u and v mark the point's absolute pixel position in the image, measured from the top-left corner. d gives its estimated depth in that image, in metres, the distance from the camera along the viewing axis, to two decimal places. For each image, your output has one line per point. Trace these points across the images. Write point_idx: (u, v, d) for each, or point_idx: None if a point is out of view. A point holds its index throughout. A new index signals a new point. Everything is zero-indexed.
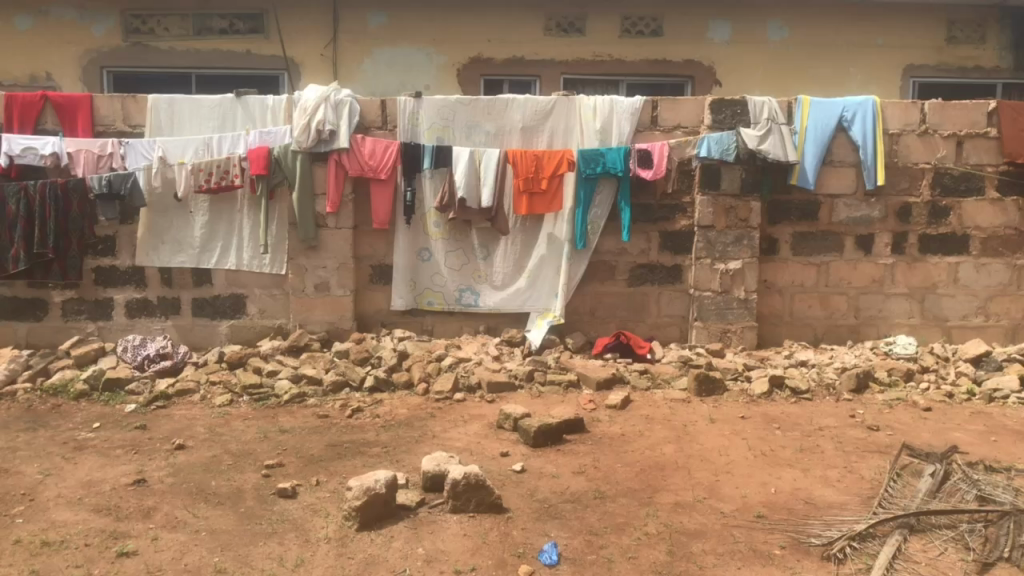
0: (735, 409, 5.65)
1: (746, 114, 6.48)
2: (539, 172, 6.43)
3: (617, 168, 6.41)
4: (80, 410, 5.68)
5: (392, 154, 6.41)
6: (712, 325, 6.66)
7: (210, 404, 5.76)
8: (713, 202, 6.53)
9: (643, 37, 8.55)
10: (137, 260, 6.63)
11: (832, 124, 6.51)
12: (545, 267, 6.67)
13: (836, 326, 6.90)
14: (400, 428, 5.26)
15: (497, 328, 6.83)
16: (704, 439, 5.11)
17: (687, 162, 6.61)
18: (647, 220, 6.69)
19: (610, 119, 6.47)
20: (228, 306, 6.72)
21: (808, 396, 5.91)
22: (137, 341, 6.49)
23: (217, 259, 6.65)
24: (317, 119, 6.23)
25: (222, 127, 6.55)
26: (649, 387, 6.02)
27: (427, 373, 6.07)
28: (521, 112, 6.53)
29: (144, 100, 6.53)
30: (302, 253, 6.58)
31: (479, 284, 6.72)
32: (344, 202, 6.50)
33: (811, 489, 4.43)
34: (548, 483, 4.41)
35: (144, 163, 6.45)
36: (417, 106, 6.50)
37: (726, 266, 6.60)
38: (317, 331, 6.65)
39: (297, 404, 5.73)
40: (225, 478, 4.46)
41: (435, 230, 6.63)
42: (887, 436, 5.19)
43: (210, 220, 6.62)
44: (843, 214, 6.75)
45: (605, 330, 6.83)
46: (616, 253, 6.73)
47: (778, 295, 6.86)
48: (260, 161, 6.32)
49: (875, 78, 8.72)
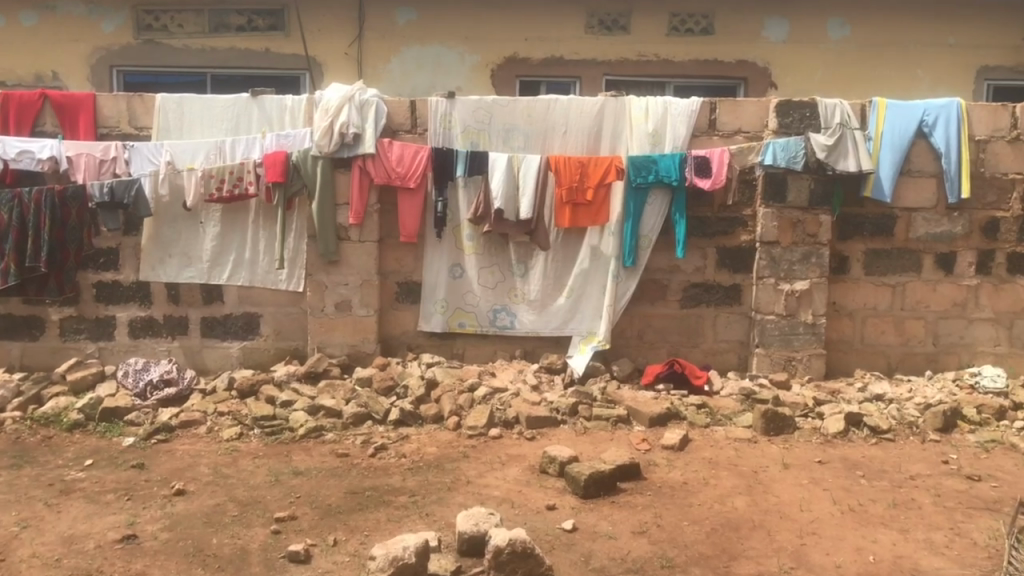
0: (808, 452, 4.98)
1: (816, 117, 5.80)
2: (584, 180, 5.79)
3: (672, 178, 5.76)
4: (73, 444, 5.09)
5: (422, 160, 5.79)
6: (776, 352, 5.98)
7: (217, 439, 5.16)
8: (778, 216, 5.87)
9: (693, 35, 7.88)
10: (142, 275, 6.06)
11: (912, 129, 5.84)
12: (590, 285, 6.00)
13: (912, 355, 6.19)
14: (430, 471, 4.62)
15: (535, 352, 6.16)
16: (779, 490, 4.44)
17: (749, 171, 5.94)
18: (703, 235, 6.03)
19: (663, 122, 5.85)
20: (240, 326, 6.12)
21: (891, 436, 5.20)
22: (140, 365, 5.90)
23: (228, 275, 6.06)
24: (339, 122, 5.65)
25: (236, 130, 5.97)
26: (709, 423, 5.34)
27: (459, 405, 5.42)
28: (564, 113, 5.90)
29: (151, 99, 5.96)
30: (321, 268, 5.96)
31: (516, 304, 6.06)
32: (368, 212, 5.89)
33: (916, 558, 3.74)
34: (605, 546, 3.76)
35: (150, 169, 5.88)
36: (450, 107, 5.88)
37: (792, 287, 5.93)
38: (337, 355, 6.02)
39: (313, 440, 5.11)
40: (229, 536, 3.84)
41: (467, 244, 6.00)
42: (993, 489, 4.47)
43: (221, 231, 6.02)
44: (922, 230, 6.05)
45: (655, 356, 6.16)
46: (669, 271, 6.07)
47: (848, 319, 6.16)
48: (277, 166, 5.71)
49: (947, 80, 8.00)
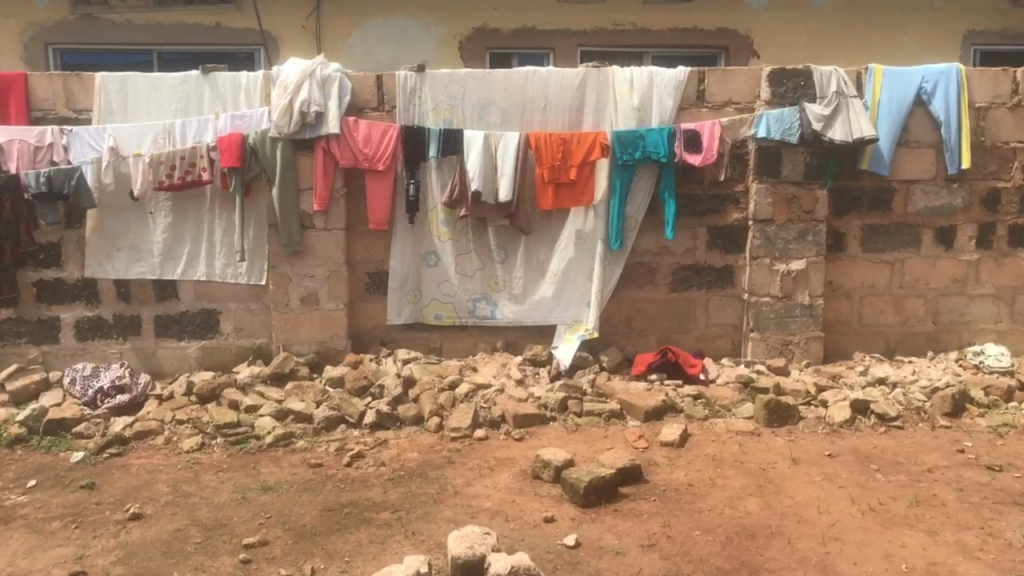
0: (816, 445, 4.67)
1: (810, 86, 5.47)
2: (566, 158, 5.39)
3: (660, 153, 5.38)
4: (14, 462, 4.61)
5: (391, 140, 5.35)
6: (772, 336, 5.66)
7: (176, 450, 4.72)
8: (772, 192, 5.53)
9: (671, 3, 7.49)
10: (87, 272, 5.56)
11: (910, 97, 5.53)
12: (575, 270, 5.61)
13: (913, 335, 5.91)
14: (413, 481, 4.23)
15: (518, 344, 5.77)
16: (792, 490, 4.12)
17: (741, 145, 5.59)
18: (693, 214, 5.66)
19: (650, 94, 5.46)
20: (197, 324, 5.65)
21: (900, 424, 4.90)
22: (88, 371, 5.40)
23: (183, 269, 5.57)
24: (300, 99, 5.18)
25: (186, 110, 5.47)
26: (707, 416, 5.01)
27: (440, 404, 5.02)
28: (544, 86, 5.49)
29: (90, 79, 5.44)
30: (284, 260, 5.51)
31: (496, 293, 5.66)
32: (334, 197, 5.43)
33: (951, 563, 3.42)
34: (613, 564, 3.40)
35: (92, 156, 5.38)
36: (419, 82, 5.45)
37: (787, 267, 5.60)
38: (305, 353, 5.58)
39: (282, 449, 4.68)
40: (192, 568, 3.41)
41: (443, 229, 5.58)
42: (1017, 480, 4.18)
43: (173, 222, 5.54)
44: (922, 203, 5.75)
45: (645, 344, 5.81)
46: (657, 254, 5.70)
47: (845, 299, 5.85)
48: (232, 149, 5.23)
49: (933, 46, 7.71)
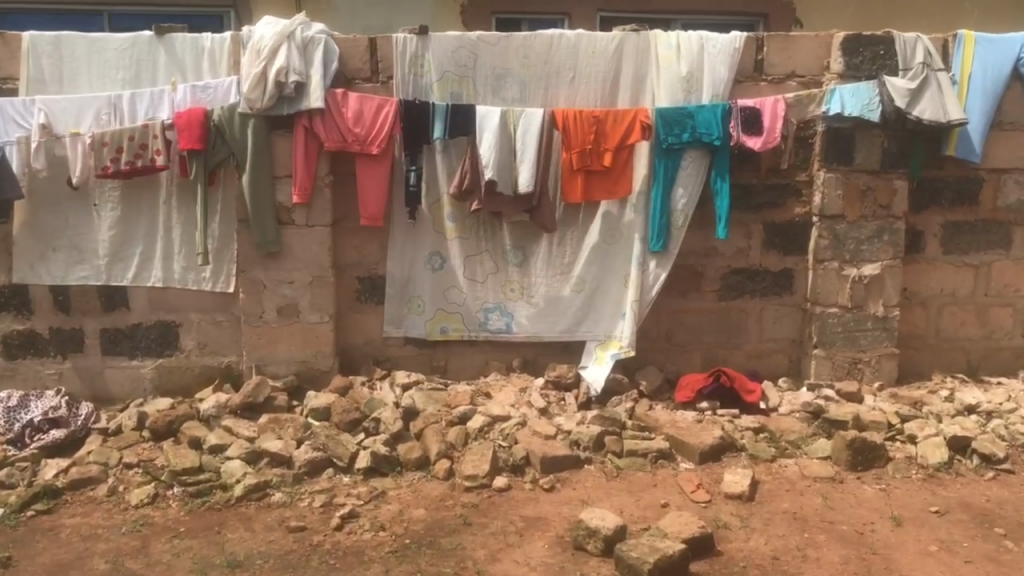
0: (915, 497, 3.80)
1: (891, 57, 4.55)
2: (599, 141, 4.47)
3: (713, 135, 4.46)
4: None
5: (387, 117, 4.39)
6: (839, 354, 4.78)
7: (120, 505, 3.76)
8: (843, 182, 4.63)
9: None
10: (15, 277, 4.57)
11: (1007, 70, 4.64)
12: (607, 275, 4.68)
13: (999, 351, 5.04)
14: (423, 555, 3.30)
15: (538, 362, 4.85)
16: (906, 566, 3.24)
17: (808, 125, 4.67)
18: (747, 208, 4.76)
19: (699, 63, 4.53)
20: (152, 339, 4.68)
21: (1009, 467, 4.04)
22: (15, 401, 4.42)
23: (134, 273, 4.60)
24: (276, 66, 4.21)
25: (136, 81, 4.48)
26: (775, 455, 4.13)
27: (449, 443, 4.09)
28: (571, 52, 4.54)
29: (15, 40, 4.44)
30: (257, 262, 4.54)
31: (512, 302, 4.73)
32: (317, 186, 4.47)
33: None
34: None
35: (18, 135, 4.39)
36: (422, 46, 4.49)
37: (859, 272, 4.71)
38: (282, 375, 4.63)
39: (254, 503, 3.74)
40: None
41: (449, 226, 4.63)
42: None
43: (121, 216, 4.55)
44: (1014, 196, 4.87)
45: (687, 362, 4.91)
46: (704, 256, 4.80)
47: (920, 308, 4.98)
48: (191, 129, 4.28)
49: (997, 14, 6.82)
